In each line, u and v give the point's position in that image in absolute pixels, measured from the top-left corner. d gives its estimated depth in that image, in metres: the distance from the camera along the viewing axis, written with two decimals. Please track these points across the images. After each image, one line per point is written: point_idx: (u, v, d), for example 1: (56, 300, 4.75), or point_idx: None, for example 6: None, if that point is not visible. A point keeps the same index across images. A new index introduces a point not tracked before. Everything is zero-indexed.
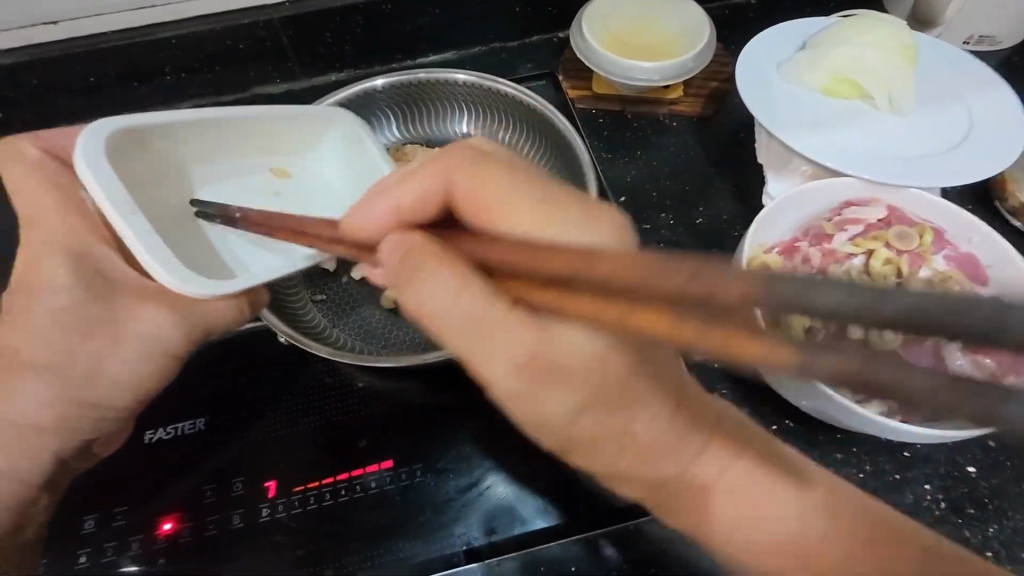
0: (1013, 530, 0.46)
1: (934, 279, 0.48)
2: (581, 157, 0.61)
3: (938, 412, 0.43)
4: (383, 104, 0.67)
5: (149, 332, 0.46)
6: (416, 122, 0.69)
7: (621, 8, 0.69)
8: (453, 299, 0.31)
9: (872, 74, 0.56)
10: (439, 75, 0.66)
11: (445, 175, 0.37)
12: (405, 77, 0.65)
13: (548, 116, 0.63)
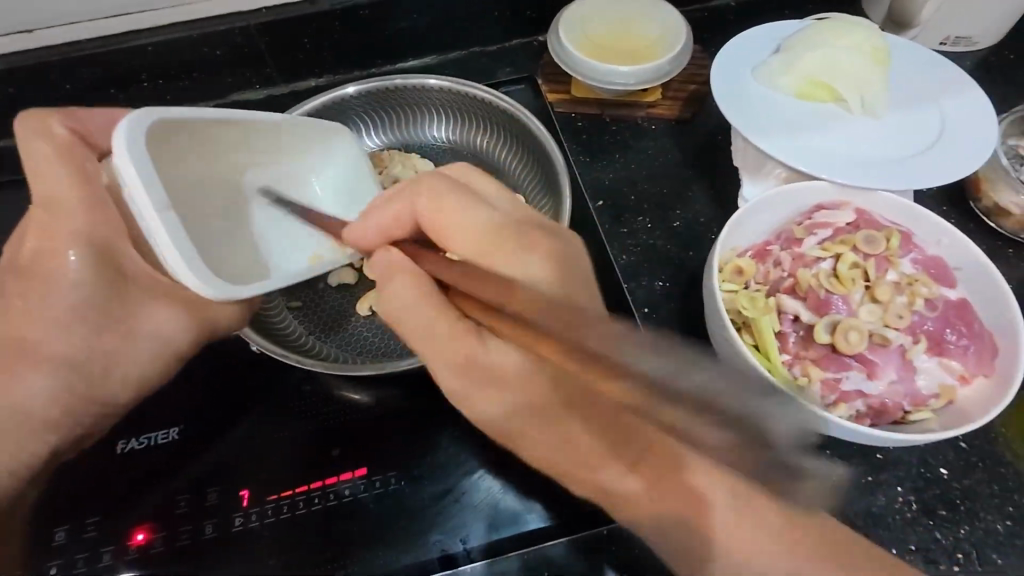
0: (985, 532, 0.46)
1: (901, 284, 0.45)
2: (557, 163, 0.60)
3: (907, 415, 0.43)
4: (358, 110, 0.66)
5: (164, 330, 0.49)
6: (394, 128, 0.69)
7: (599, 11, 0.69)
8: (412, 305, 0.40)
9: (846, 76, 0.57)
10: (416, 80, 0.65)
11: (414, 199, 0.43)
12: (381, 83, 0.64)
13: (525, 122, 0.62)
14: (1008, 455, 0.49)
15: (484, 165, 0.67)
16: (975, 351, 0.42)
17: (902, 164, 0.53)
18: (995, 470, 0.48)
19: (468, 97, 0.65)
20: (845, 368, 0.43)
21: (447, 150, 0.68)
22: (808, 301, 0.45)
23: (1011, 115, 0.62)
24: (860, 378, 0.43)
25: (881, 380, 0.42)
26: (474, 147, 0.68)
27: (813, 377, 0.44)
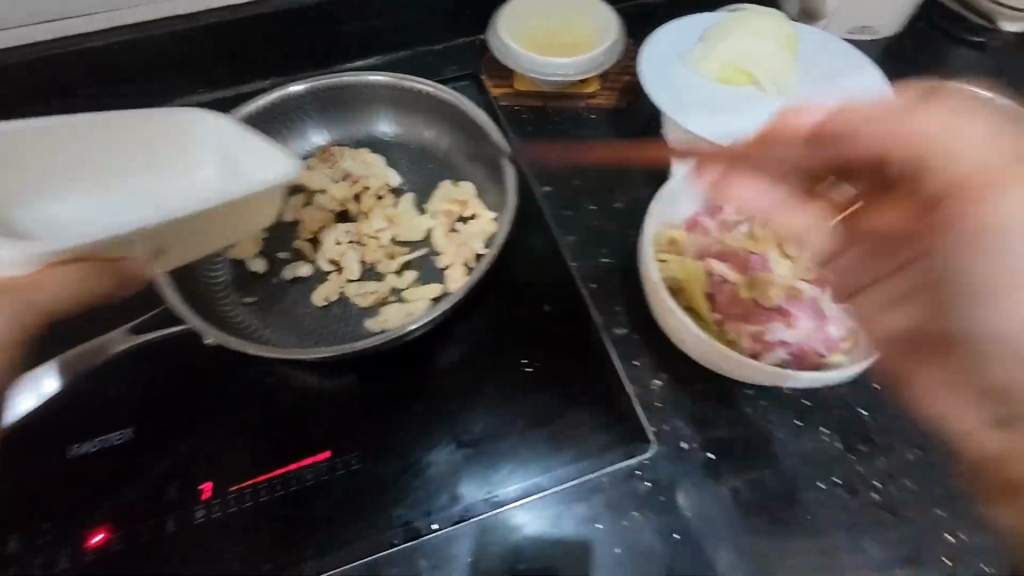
0: (897, 462, 0.51)
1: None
2: (501, 148, 0.64)
3: (825, 359, 0.48)
4: (305, 108, 0.68)
5: None
6: (342, 124, 0.71)
7: (537, 5, 0.73)
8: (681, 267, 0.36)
9: (758, 63, 0.62)
10: (358, 78, 0.67)
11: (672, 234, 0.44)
12: (324, 81, 0.66)
13: (466, 110, 0.65)
14: (917, 393, 0.54)
15: (430, 156, 0.69)
16: None
17: (808, 138, 0.59)
18: (906, 407, 0.53)
19: (413, 93, 0.68)
20: (767, 321, 0.48)
21: (394, 144, 0.70)
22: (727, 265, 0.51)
23: (911, 91, 0.68)
24: (781, 328, 0.48)
25: (798, 329, 0.47)
26: (420, 140, 0.70)
27: (739, 332, 0.49)
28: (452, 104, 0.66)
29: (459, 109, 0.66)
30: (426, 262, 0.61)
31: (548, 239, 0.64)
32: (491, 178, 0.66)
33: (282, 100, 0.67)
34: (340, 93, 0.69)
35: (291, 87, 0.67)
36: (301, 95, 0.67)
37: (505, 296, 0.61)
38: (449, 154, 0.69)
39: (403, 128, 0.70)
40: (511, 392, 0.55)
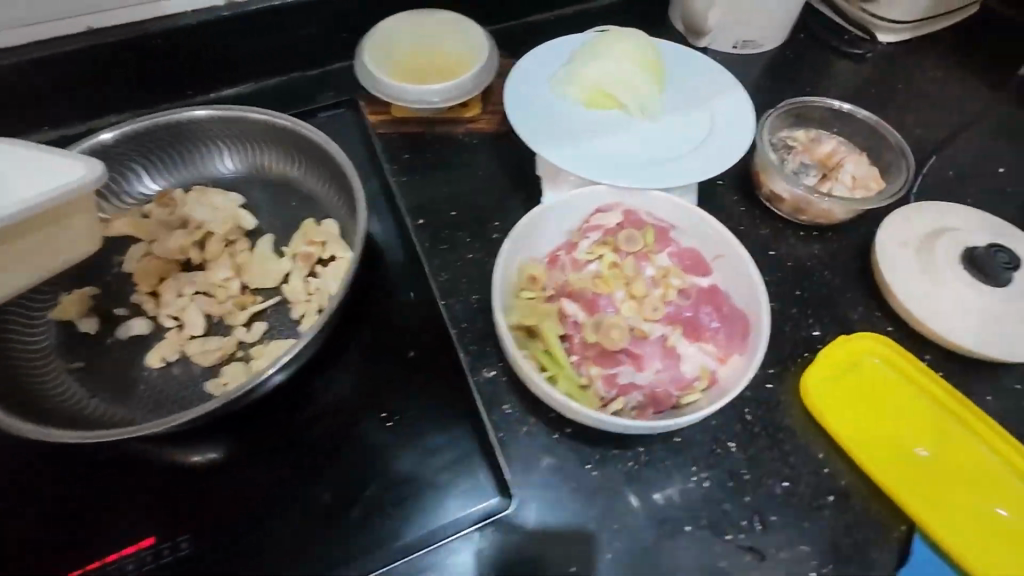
0: (765, 496, 0.50)
1: (658, 278, 0.46)
2: (345, 166, 0.60)
3: (680, 399, 0.46)
4: (130, 148, 0.62)
5: None
6: (176, 168, 0.65)
7: (404, 29, 0.69)
8: None
9: (622, 85, 0.60)
10: (182, 114, 0.62)
11: None
12: (141, 122, 0.61)
13: (304, 132, 0.61)
14: (786, 420, 0.53)
15: (280, 188, 0.65)
16: (723, 333, 0.46)
17: (672, 163, 0.57)
18: (774, 436, 0.53)
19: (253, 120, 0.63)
20: (618, 364, 0.46)
21: (245, 178, 0.65)
22: (579, 302, 0.47)
23: (781, 107, 0.68)
24: (631, 370, 0.46)
25: (647, 371, 0.45)
26: (273, 171, 0.65)
27: (595, 376, 0.46)
28: (289, 128, 0.62)
29: (298, 133, 0.62)
30: (278, 312, 0.56)
31: (418, 276, 0.61)
32: (343, 199, 0.61)
33: (98, 149, 0.61)
34: (166, 134, 0.63)
35: (104, 135, 0.60)
36: (118, 141, 0.61)
37: (367, 343, 0.57)
38: (298, 183, 0.64)
39: (247, 162, 0.65)
40: (367, 452, 0.51)
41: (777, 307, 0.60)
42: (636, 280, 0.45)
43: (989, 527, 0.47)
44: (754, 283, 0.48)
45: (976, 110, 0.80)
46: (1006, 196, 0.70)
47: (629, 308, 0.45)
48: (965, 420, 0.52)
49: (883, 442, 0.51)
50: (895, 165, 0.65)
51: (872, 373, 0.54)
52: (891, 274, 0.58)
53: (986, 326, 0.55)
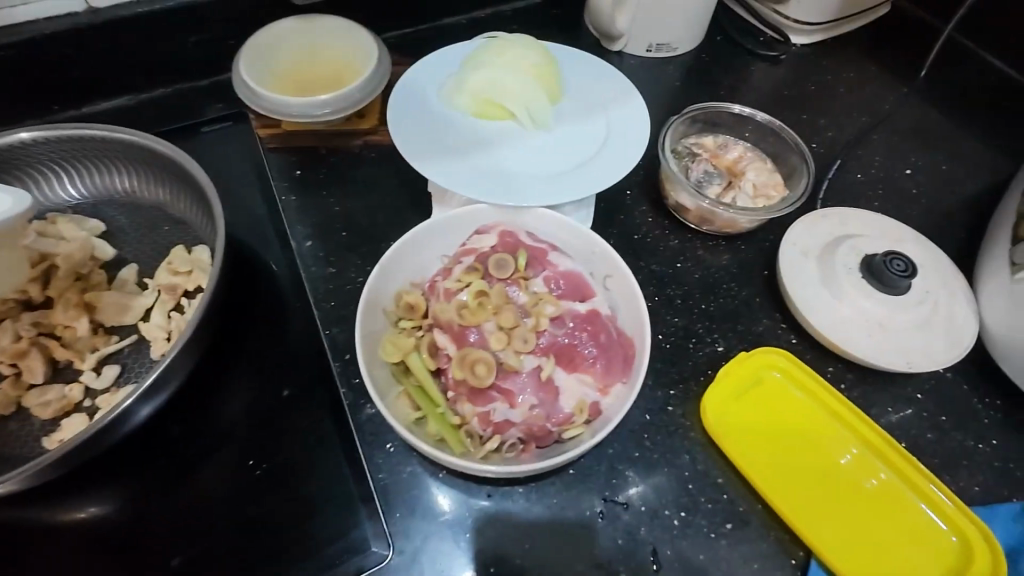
0: (659, 527, 0.48)
1: (529, 307, 0.44)
2: (199, 175, 0.55)
3: (562, 435, 0.43)
4: None
5: None
6: None
7: (287, 39, 0.65)
8: None
9: (511, 94, 0.57)
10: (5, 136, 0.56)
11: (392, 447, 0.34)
12: None
13: (151, 146, 0.56)
14: (685, 444, 0.51)
15: (140, 210, 0.59)
16: (602, 361, 0.43)
17: (562, 177, 0.54)
18: (672, 462, 0.50)
19: (101, 139, 0.57)
20: (492, 401, 0.42)
21: (104, 203, 0.60)
22: (447, 335, 0.44)
23: (685, 114, 0.66)
24: (505, 408, 0.42)
25: (521, 407, 0.42)
26: (135, 193, 0.60)
27: (468, 415, 0.42)
28: (134, 143, 0.57)
29: (145, 146, 0.57)
30: (135, 353, 0.51)
31: (302, 306, 0.57)
32: (204, 212, 0.56)
33: None
34: None
35: None
36: None
37: (242, 382, 0.53)
38: (157, 202, 0.59)
39: (97, 184, 0.60)
40: (234, 501, 0.48)
41: (681, 323, 0.57)
42: (505, 310, 0.44)
43: (881, 551, 0.45)
44: (637, 303, 0.46)
45: (898, 105, 0.78)
46: (917, 197, 0.69)
47: (497, 340, 0.43)
48: (863, 435, 0.50)
49: (778, 464, 0.49)
50: (799, 172, 0.64)
51: (771, 389, 0.52)
52: (793, 283, 0.57)
53: (885, 335, 0.54)
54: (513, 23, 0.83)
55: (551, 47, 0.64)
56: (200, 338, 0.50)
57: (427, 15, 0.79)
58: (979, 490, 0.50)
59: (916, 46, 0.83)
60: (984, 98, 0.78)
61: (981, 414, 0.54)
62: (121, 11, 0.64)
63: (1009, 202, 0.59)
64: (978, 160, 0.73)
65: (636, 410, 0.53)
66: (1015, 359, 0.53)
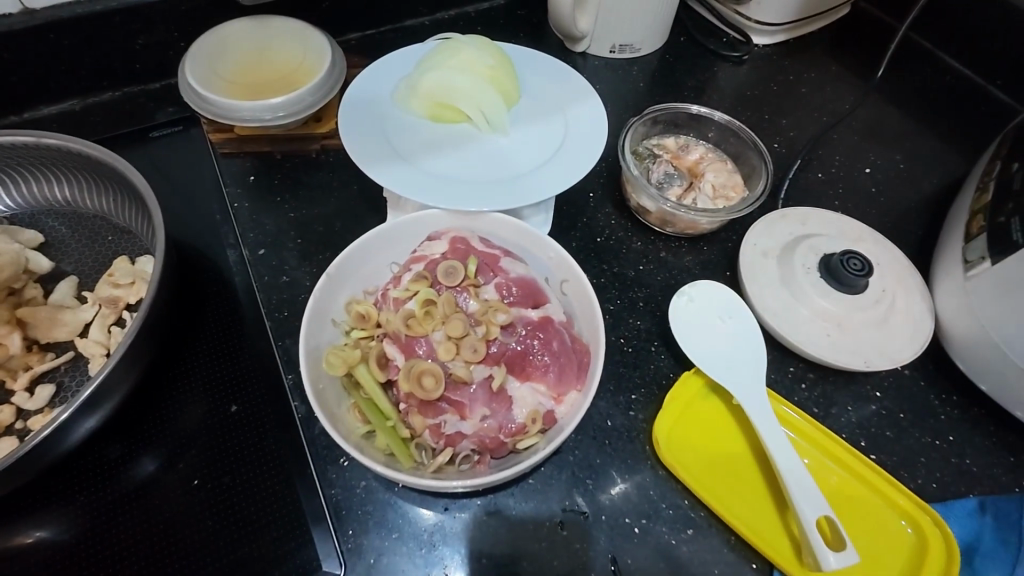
0: (619, 535, 0.47)
1: (480, 315, 0.43)
2: (136, 179, 0.52)
3: (516, 445, 0.42)
4: None
5: None
6: None
7: (237, 46, 0.64)
8: None
9: (467, 96, 0.56)
10: None
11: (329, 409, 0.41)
12: None
13: (86, 151, 0.54)
14: (646, 449, 0.50)
15: (81, 219, 0.57)
16: (555, 369, 0.42)
17: (519, 180, 0.53)
18: (633, 468, 0.50)
19: (32, 146, 0.54)
20: (442, 413, 0.41)
21: (44, 213, 0.57)
22: (396, 345, 0.43)
23: (646, 115, 0.66)
24: (456, 420, 0.41)
25: (472, 419, 0.41)
26: (75, 202, 0.57)
27: (419, 428, 0.41)
28: (68, 149, 0.54)
29: (80, 152, 0.54)
30: (72, 370, 0.49)
31: (253, 317, 0.55)
32: (146, 218, 0.54)
33: None
34: None
35: None
36: None
37: (187, 398, 0.51)
38: (98, 209, 0.57)
39: (35, 192, 0.57)
40: (175, 525, 0.46)
41: (644, 326, 0.57)
42: (454, 318, 0.42)
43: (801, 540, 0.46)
44: (592, 308, 0.45)
45: (859, 105, 0.79)
46: (876, 196, 0.70)
47: (445, 350, 0.41)
48: (818, 436, 0.50)
49: (730, 469, 0.49)
50: (760, 173, 0.63)
51: (723, 395, 0.53)
52: (729, 322, 0.54)
53: (843, 334, 0.54)
54: (476, 24, 0.82)
55: (509, 50, 0.63)
56: (138, 353, 0.47)
57: (388, 16, 0.78)
58: (938, 486, 0.50)
59: (876, 47, 0.84)
60: (940, 98, 0.79)
61: (938, 410, 0.54)
62: (59, 12, 0.61)
63: (962, 201, 0.60)
64: (935, 158, 0.74)
65: (597, 415, 0.52)
66: (970, 357, 0.53)
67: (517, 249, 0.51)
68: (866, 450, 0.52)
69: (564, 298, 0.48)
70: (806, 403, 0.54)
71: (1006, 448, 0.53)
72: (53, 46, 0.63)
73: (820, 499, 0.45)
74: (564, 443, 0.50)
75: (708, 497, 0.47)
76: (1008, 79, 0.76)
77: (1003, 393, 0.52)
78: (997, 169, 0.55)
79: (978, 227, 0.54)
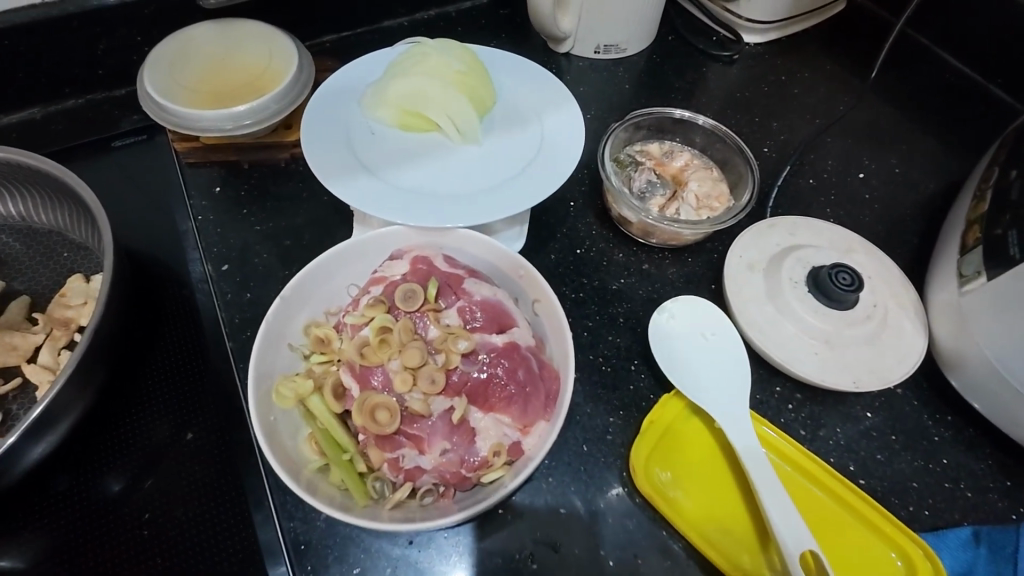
0: (594, 569, 0.45)
1: (439, 343, 0.41)
2: (85, 194, 0.50)
3: (480, 479, 0.39)
4: None
5: None
6: None
7: (200, 52, 0.61)
8: None
9: (436, 103, 0.53)
10: None
11: (280, 446, 0.39)
12: None
13: (34, 165, 0.51)
14: (623, 476, 0.48)
15: (36, 235, 0.55)
16: (520, 399, 0.40)
17: (488, 193, 0.50)
18: (609, 497, 0.47)
19: None
20: (399, 447, 0.39)
21: None
22: (352, 375, 0.40)
23: (627, 121, 0.63)
24: (414, 454, 0.39)
25: (432, 453, 0.39)
26: (29, 217, 0.55)
27: (377, 461, 0.39)
28: (16, 163, 0.52)
29: (28, 166, 0.52)
30: (20, 397, 0.47)
31: (214, 336, 0.52)
32: (99, 233, 0.52)
33: None
34: None
35: None
36: None
37: (144, 424, 0.49)
38: (53, 224, 0.54)
39: None
40: (128, 559, 0.43)
41: (623, 344, 0.54)
42: (410, 347, 0.40)
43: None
44: (563, 332, 0.43)
45: (854, 106, 0.76)
46: (870, 203, 0.67)
47: (401, 381, 0.39)
48: (804, 464, 0.48)
49: (709, 496, 0.47)
50: (747, 180, 0.61)
51: (704, 416, 0.50)
52: (712, 340, 0.52)
53: (832, 352, 0.52)
54: (457, 24, 0.79)
55: (483, 54, 0.60)
56: (87, 379, 0.45)
57: (364, 18, 0.75)
58: (930, 513, 0.48)
59: (872, 44, 0.81)
60: (939, 97, 0.76)
61: (932, 432, 0.52)
62: (14, 17, 0.59)
63: (958, 209, 0.57)
64: (932, 161, 0.71)
65: (572, 440, 0.50)
66: (965, 376, 0.51)
67: (485, 266, 0.49)
68: (855, 476, 0.49)
69: (535, 319, 0.46)
70: (792, 425, 0.51)
71: (1002, 472, 0.50)
72: (9, 52, 0.60)
73: (805, 531, 0.43)
74: (537, 469, 0.48)
75: (687, 528, 0.45)
76: (1008, 78, 0.74)
77: (999, 414, 0.49)
78: (995, 176, 0.53)
79: (974, 238, 0.51)
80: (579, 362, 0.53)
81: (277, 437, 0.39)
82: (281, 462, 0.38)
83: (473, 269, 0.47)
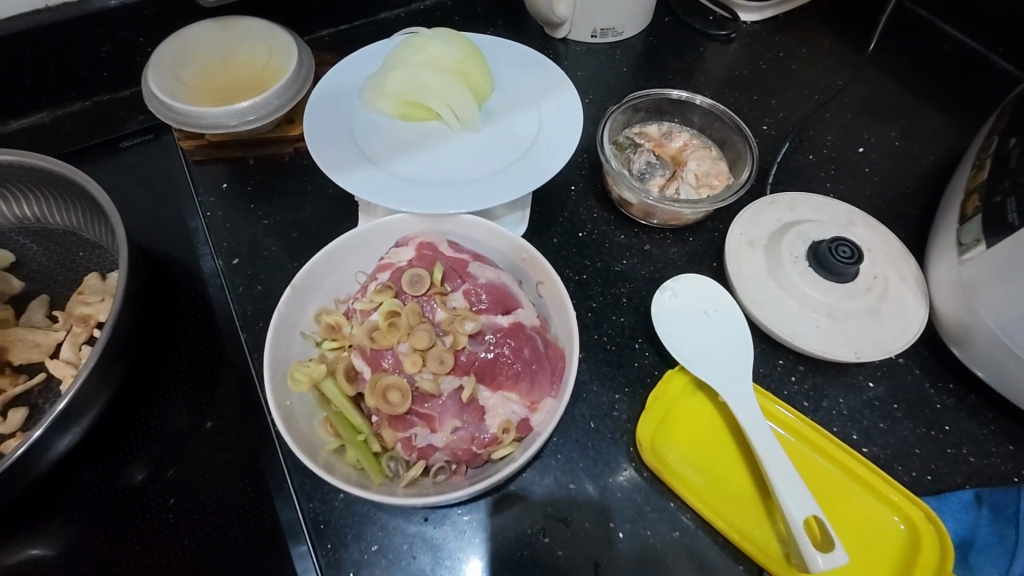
0: (603, 540, 0.46)
1: (446, 325, 0.42)
2: (96, 194, 0.51)
3: (491, 455, 0.41)
4: None
5: None
6: None
7: (202, 50, 0.62)
8: None
9: (434, 92, 0.53)
10: None
11: (297, 429, 0.40)
12: None
13: (47, 166, 0.52)
14: (630, 451, 0.49)
15: (52, 235, 0.56)
16: (527, 377, 0.41)
17: (489, 179, 0.51)
18: (617, 470, 0.49)
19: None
20: (412, 426, 0.40)
21: (13, 230, 0.56)
22: (363, 358, 0.42)
23: (625, 103, 0.63)
24: (427, 433, 0.40)
25: (443, 431, 0.40)
26: (44, 218, 0.56)
27: (391, 441, 0.41)
28: (31, 166, 0.53)
29: (41, 169, 0.53)
30: (45, 392, 0.49)
31: (228, 328, 0.54)
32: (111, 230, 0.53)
33: None
34: None
35: None
36: None
37: (164, 415, 0.50)
38: (66, 223, 0.56)
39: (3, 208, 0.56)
40: (154, 543, 0.45)
41: (627, 323, 0.55)
42: (418, 330, 0.41)
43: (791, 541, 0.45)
44: (567, 312, 0.44)
45: (854, 80, 0.76)
46: (870, 176, 0.67)
47: (411, 363, 0.41)
48: (805, 433, 0.49)
49: (714, 468, 0.48)
50: (745, 158, 0.61)
51: (707, 392, 0.51)
52: (714, 316, 0.53)
53: (834, 325, 0.52)
54: (453, 13, 0.79)
55: (479, 42, 0.60)
56: (109, 372, 0.47)
57: (360, 11, 0.75)
58: (933, 479, 0.49)
59: (872, 16, 0.80)
60: (940, 68, 0.76)
61: (934, 400, 0.53)
62: (17, 23, 0.60)
63: (958, 179, 0.57)
64: (934, 132, 0.71)
65: (579, 418, 0.51)
66: (965, 343, 0.51)
67: (489, 251, 0.50)
68: (858, 444, 0.50)
69: (540, 300, 0.47)
70: (796, 397, 0.52)
71: (1005, 436, 0.51)
72: (16, 59, 0.61)
73: (809, 497, 0.44)
74: (546, 446, 0.49)
75: (694, 500, 0.46)
76: (1010, 47, 0.74)
77: (999, 379, 0.50)
78: (994, 144, 0.53)
79: (973, 207, 0.52)
80: (584, 343, 0.54)
81: (294, 421, 0.41)
82: (300, 444, 0.40)
83: (477, 254, 0.48)
